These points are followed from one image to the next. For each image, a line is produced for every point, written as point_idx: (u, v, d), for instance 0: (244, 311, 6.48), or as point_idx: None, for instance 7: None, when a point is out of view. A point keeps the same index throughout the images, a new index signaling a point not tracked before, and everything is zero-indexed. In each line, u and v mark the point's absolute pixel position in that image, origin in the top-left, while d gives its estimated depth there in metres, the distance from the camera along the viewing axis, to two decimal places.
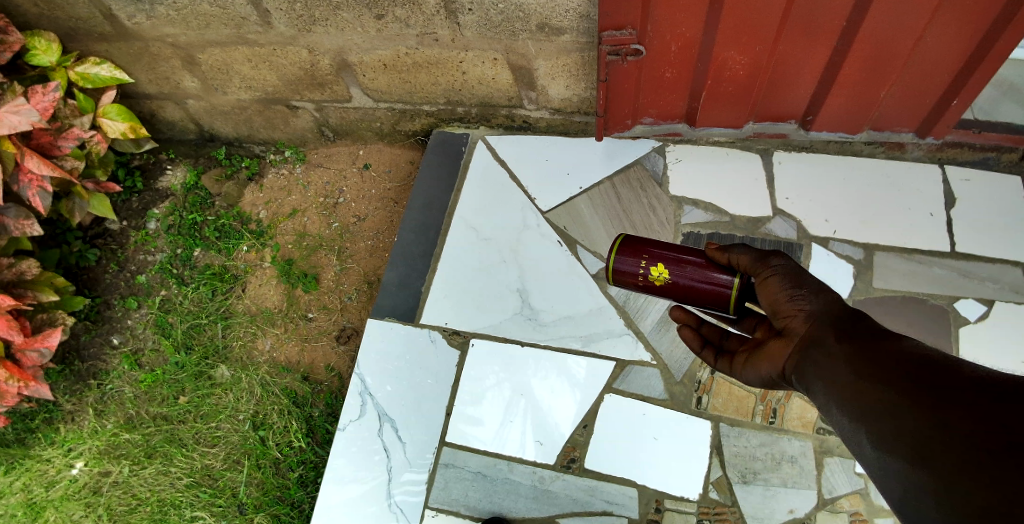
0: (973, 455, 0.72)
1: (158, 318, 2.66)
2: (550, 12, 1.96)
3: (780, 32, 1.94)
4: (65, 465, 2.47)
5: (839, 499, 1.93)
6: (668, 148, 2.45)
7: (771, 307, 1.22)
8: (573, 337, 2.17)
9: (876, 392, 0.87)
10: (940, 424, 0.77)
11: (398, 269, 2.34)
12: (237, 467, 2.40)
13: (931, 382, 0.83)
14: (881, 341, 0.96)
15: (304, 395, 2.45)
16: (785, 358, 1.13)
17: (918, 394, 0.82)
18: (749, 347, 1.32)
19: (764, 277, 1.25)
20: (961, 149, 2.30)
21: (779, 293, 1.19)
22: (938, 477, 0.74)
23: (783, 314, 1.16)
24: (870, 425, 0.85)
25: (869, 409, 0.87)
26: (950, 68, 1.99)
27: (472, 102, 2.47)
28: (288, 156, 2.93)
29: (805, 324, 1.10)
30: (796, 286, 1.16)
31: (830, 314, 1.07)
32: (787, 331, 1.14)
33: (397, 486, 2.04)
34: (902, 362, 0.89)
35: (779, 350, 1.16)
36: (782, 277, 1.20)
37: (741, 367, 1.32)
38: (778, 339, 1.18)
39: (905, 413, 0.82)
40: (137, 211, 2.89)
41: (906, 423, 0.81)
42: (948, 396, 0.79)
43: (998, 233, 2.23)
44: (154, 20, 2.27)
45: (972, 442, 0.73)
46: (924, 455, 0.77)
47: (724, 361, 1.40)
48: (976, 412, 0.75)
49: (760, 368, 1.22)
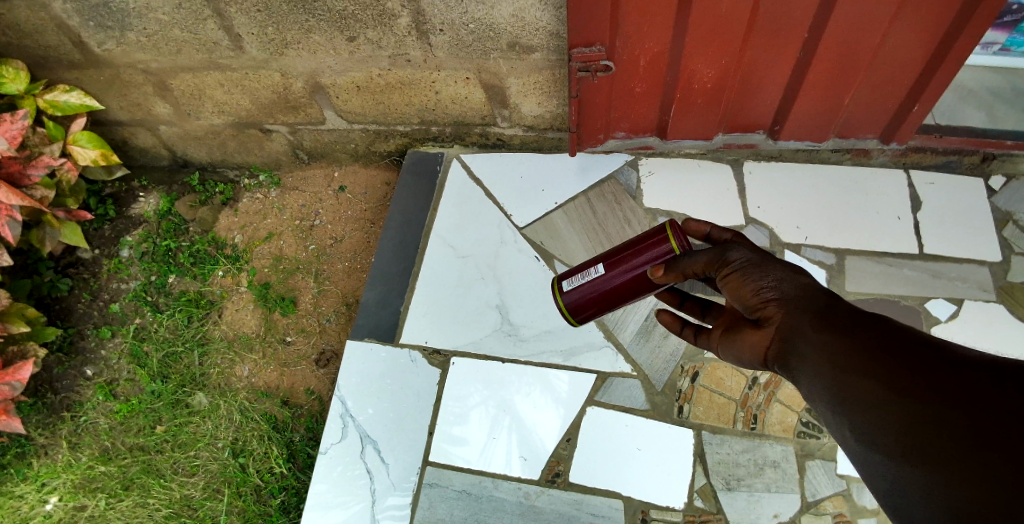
0: (961, 449, 0.78)
1: (133, 347, 2.61)
2: (521, 31, 2.00)
3: (745, 44, 2.00)
4: (38, 500, 2.39)
5: (822, 502, 1.94)
6: (640, 162, 2.49)
7: (739, 303, 1.19)
8: (554, 351, 2.17)
9: (860, 383, 0.91)
10: (936, 420, 0.82)
11: (377, 289, 2.33)
12: (218, 496, 2.34)
13: (913, 369, 0.88)
14: (860, 322, 0.99)
15: (284, 419, 2.42)
16: (764, 349, 1.11)
17: (912, 389, 0.86)
18: (724, 323, 1.33)
19: (725, 273, 1.21)
20: (924, 153, 2.37)
21: (744, 288, 1.16)
22: (930, 472, 0.81)
23: (754, 307, 1.14)
24: (858, 418, 0.90)
25: (856, 401, 0.91)
26: (909, 74, 2.06)
27: (446, 122, 2.49)
28: (263, 181, 2.91)
29: (780, 312, 1.08)
30: (761, 276, 1.15)
31: (804, 299, 1.07)
32: (763, 322, 1.12)
33: (381, 509, 2.00)
34: (884, 347, 0.93)
35: (755, 341, 1.14)
36: (746, 269, 1.18)
37: (721, 346, 1.32)
38: (752, 328, 1.17)
39: (892, 404, 0.87)
40: (110, 239, 2.84)
41: (895, 416, 0.86)
42: (933, 386, 0.84)
43: (963, 234, 2.30)
44: (125, 46, 2.26)
45: (958, 435, 0.79)
46: (914, 449, 0.83)
47: (704, 336, 1.40)
48: (960, 402, 0.81)
49: (740, 357, 1.21)
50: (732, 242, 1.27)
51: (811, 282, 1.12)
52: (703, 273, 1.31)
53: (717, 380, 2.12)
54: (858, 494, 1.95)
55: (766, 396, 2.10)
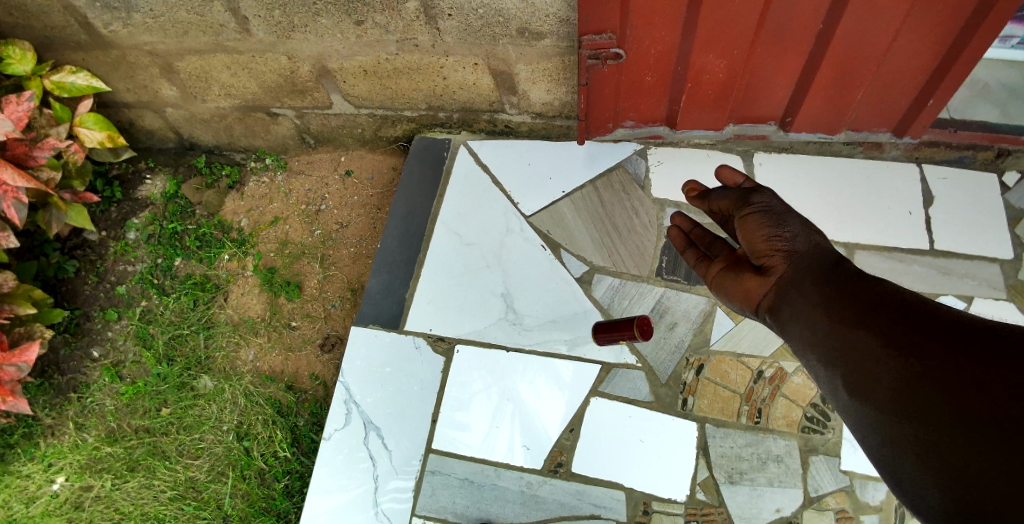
0: (960, 433, 0.81)
1: (139, 330, 2.62)
2: (530, 17, 1.96)
3: (756, 36, 1.96)
4: (46, 480, 2.42)
5: (824, 497, 1.95)
6: (649, 151, 2.46)
7: (750, 245, 1.34)
8: (558, 341, 2.16)
9: (869, 365, 0.97)
10: (942, 408, 0.84)
11: (382, 276, 2.32)
12: (222, 478, 2.37)
13: (920, 352, 0.91)
14: (876, 313, 1.02)
15: (289, 404, 2.43)
16: (762, 291, 1.27)
17: (921, 378, 0.89)
18: (724, 259, 1.47)
19: (746, 215, 1.37)
20: (938, 148, 2.33)
21: (759, 232, 1.32)
22: (937, 459, 0.82)
23: (762, 253, 1.29)
24: (867, 400, 0.95)
25: (866, 384, 0.96)
26: (924, 68, 2.02)
27: (453, 107, 2.47)
28: (269, 164, 2.90)
29: (784, 264, 1.24)
30: (776, 226, 1.30)
31: (812, 256, 1.22)
32: (766, 269, 1.28)
33: (383, 492, 2.02)
34: (895, 331, 0.97)
35: (753, 285, 1.30)
36: (764, 216, 1.33)
37: (715, 281, 1.46)
38: (753, 274, 1.32)
39: (896, 384, 0.92)
40: (116, 221, 2.85)
41: (901, 399, 0.90)
42: (937, 366, 0.88)
43: (974, 231, 2.27)
44: (130, 28, 2.25)
45: (962, 420, 0.81)
46: (922, 437, 0.85)
47: (704, 266, 1.55)
48: (963, 388, 0.83)
49: (734, 298, 1.37)
50: (759, 188, 1.42)
51: (821, 242, 1.27)
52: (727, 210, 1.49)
53: (722, 374, 2.11)
54: (861, 491, 1.95)
55: (771, 390, 2.08)
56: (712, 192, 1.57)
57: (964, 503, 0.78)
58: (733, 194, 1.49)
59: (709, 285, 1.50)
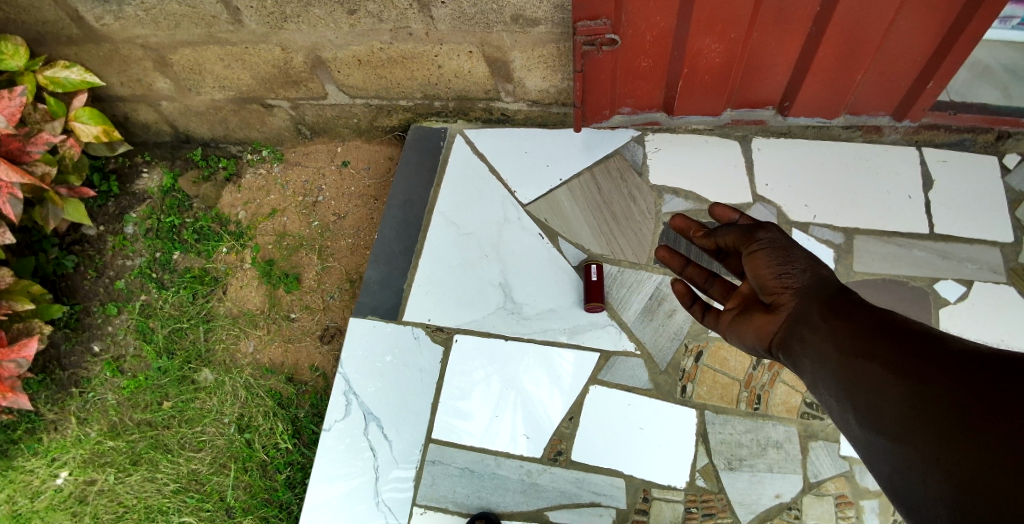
0: (968, 448, 0.81)
1: (139, 324, 2.62)
2: (523, 4, 1.94)
3: (753, 20, 1.94)
4: (49, 475, 2.44)
5: (824, 482, 1.95)
6: (646, 138, 2.44)
7: (758, 283, 1.34)
8: (558, 330, 2.16)
9: (872, 379, 0.99)
10: (949, 424, 0.84)
11: (380, 267, 2.31)
12: (224, 471, 2.38)
13: (925, 374, 0.93)
14: (881, 339, 1.04)
15: (289, 396, 2.44)
16: (770, 334, 1.29)
17: (930, 399, 0.89)
18: (736, 302, 1.46)
19: (752, 250, 1.36)
20: (938, 131, 2.31)
21: (765, 270, 1.31)
22: (947, 472, 0.82)
23: (771, 290, 1.30)
24: (869, 416, 0.97)
25: (869, 399, 0.98)
26: (923, 51, 2.00)
27: (449, 96, 2.45)
28: (265, 156, 2.88)
29: (793, 301, 1.25)
30: (784, 264, 1.30)
31: (821, 290, 1.22)
32: (776, 306, 1.29)
33: (385, 482, 2.03)
34: (898, 348, 1.00)
35: (764, 323, 1.31)
36: (770, 251, 1.32)
37: (727, 327, 1.45)
38: (762, 313, 1.33)
39: (900, 396, 0.94)
40: (114, 216, 2.84)
41: (909, 419, 0.90)
42: (940, 378, 0.90)
43: (975, 213, 2.26)
44: (122, 21, 2.23)
45: (969, 433, 0.81)
46: (932, 453, 0.85)
47: (711, 316, 1.52)
48: (970, 403, 0.84)
49: (746, 338, 1.37)
50: (761, 221, 1.41)
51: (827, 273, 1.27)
52: (733, 245, 1.47)
53: (721, 361, 2.11)
54: (860, 476, 1.95)
55: (770, 376, 2.08)
56: (715, 229, 1.54)
57: (967, 513, 0.77)
58: (738, 227, 1.47)
59: (722, 332, 1.49)
